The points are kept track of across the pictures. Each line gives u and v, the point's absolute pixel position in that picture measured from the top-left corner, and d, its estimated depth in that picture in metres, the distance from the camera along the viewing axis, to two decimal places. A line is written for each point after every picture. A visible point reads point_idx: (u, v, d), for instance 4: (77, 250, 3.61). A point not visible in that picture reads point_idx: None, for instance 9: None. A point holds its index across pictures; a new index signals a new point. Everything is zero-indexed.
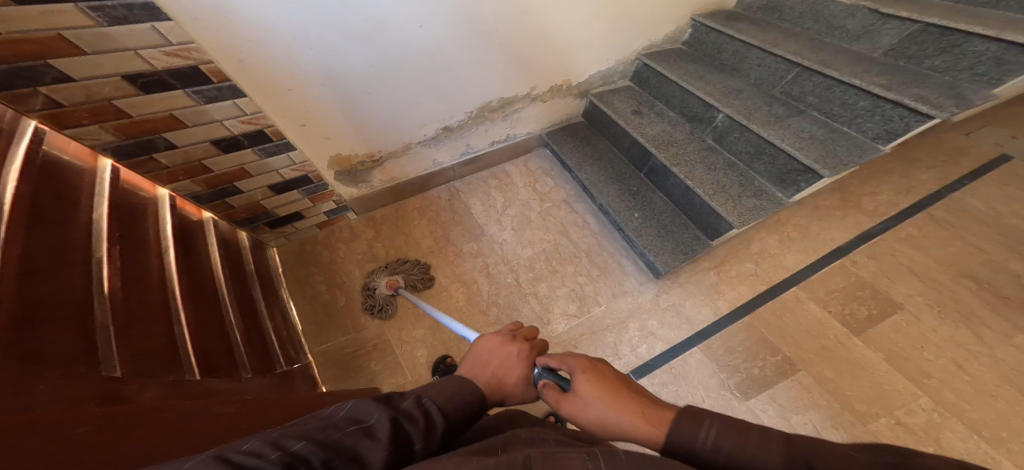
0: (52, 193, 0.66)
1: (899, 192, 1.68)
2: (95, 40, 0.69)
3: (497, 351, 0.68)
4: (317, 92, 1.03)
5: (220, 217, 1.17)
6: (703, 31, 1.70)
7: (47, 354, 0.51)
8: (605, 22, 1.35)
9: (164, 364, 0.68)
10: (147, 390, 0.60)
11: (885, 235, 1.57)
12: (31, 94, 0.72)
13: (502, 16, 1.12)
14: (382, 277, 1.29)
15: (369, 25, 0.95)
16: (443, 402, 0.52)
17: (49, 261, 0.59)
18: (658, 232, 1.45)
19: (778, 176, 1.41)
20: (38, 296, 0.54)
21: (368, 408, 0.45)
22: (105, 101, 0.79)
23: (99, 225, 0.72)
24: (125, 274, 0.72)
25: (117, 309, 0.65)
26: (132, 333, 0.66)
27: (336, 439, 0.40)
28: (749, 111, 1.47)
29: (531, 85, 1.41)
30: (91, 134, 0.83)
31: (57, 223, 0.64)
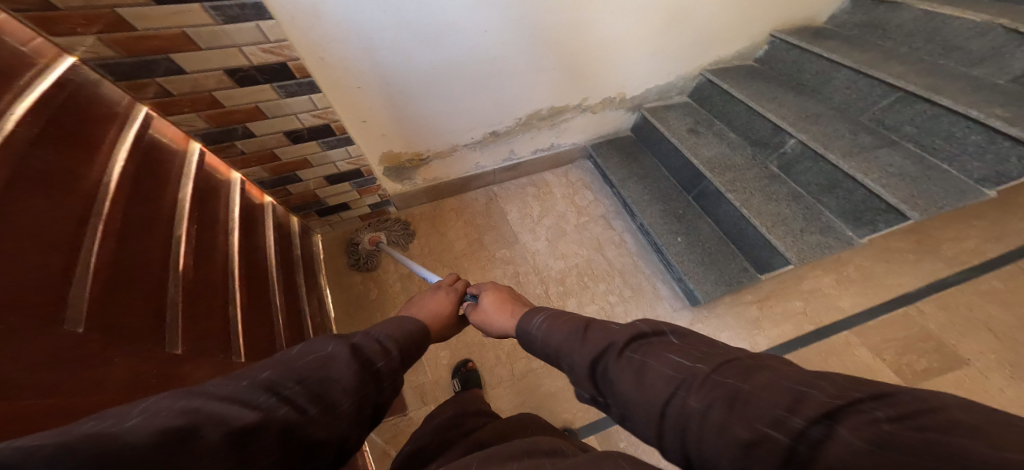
0: (144, 172, 0.78)
1: (986, 240, 1.50)
2: (209, 38, 0.79)
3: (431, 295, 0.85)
4: (381, 91, 1.09)
5: (279, 202, 1.27)
6: (781, 48, 1.55)
7: (127, 324, 0.60)
8: (673, 35, 1.28)
9: (217, 344, 0.77)
10: (200, 370, 0.69)
11: (962, 287, 1.40)
12: (149, 84, 0.84)
13: (564, 26, 1.10)
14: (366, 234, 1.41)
15: (437, 29, 0.99)
16: (391, 330, 0.62)
17: (138, 234, 0.69)
18: (701, 260, 1.37)
19: (851, 213, 1.27)
20: (126, 268, 0.64)
21: (323, 342, 0.54)
22: (206, 92, 0.90)
23: (181, 205, 0.83)
24: (197, 253, 0.82)
25: (186, 284, 0.75)
26: (196, 309, 0.75)
27: (305, 366, 0.49)
28: (829, 139, 1.32)
29: (583, 96, 1.37)
30: (188, 121, 0.94)
31: (149, 200, 0.76)
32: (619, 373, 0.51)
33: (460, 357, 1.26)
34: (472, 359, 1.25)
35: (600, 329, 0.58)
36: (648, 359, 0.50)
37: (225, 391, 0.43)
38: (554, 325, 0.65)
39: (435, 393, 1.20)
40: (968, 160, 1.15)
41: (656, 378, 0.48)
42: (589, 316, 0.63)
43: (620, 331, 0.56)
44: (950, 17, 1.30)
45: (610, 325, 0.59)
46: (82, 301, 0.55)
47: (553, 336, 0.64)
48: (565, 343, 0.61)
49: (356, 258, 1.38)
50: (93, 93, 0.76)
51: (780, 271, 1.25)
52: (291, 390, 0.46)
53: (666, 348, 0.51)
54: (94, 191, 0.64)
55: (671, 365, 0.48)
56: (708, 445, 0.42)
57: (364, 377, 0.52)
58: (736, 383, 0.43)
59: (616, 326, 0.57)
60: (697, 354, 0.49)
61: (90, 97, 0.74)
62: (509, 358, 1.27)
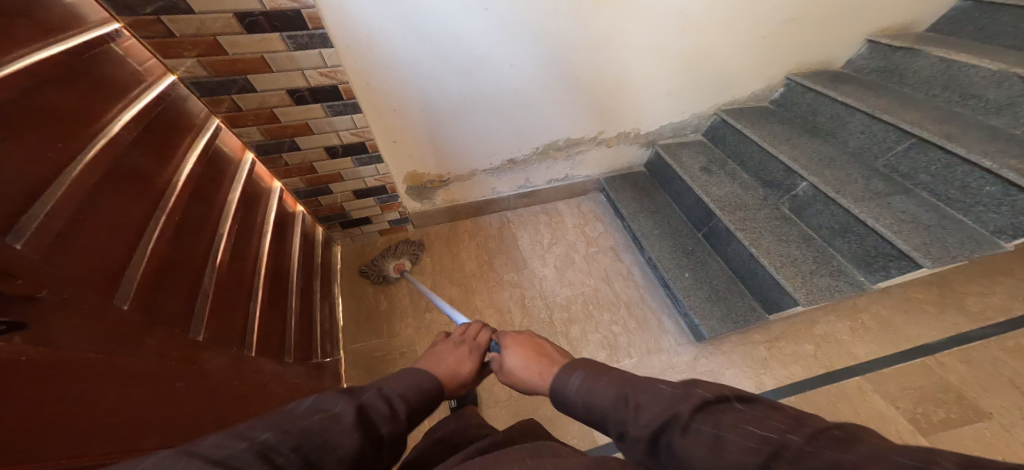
0: (207, 176, 0.88)
1: (1015, 298, 1.48)
2: (280, 62, 0.89)
3: (449, 347, 0.75)
4: (414, 117, 1.14)
5: (309, 212, 1.32)
6: (798, 91, 1.57)
7: (168, 305, 0.65)
8: (687, 77, 1.32)
9: (233, 337, 0.79)
10: (216, 359, 0.71)
11: (988, 342, 1.38)
12: (224, 100, 0.94)
13: (587, 63, 1.15)
14: (389, 261, 1.37)
15: (470, 62, 1.04)
16: (404, 388, 0.56)
17: (193, 228, 0.78)
18: (708, 296, 1.37)
19: (863, 259, 1.27)
20: (175, 256, 0.70)
21: (331, 399, 0.49)
22: (268, 109, 0.99)
23: (228, 207, 0.92)
24: (233, 251, 0.89)
25: (219, 277, 0.81)
26: (224, 301, 0.80)
27: (307, 426, 0.44)
28: (841, 183, 1.33)
29: (600, 130, 1.41)
30: (248, 134, 1.03)
31: (206, 198, 0.85)
32: (689, 448, 0.43)
33: None
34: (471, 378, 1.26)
35: (655, 393, 0.50)
36: (722, 430, 0.42)
37: (217, 456, 0.39)
38: (593, 386, 0.56)
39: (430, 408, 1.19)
40: (983, 211, 1.15)
41: (738, 451, 0.40)
42: (636, 376, 0.54)
43: (680, 396, 0.48)
44: (965, 65, 1.30)
45: (664, 387, 0.50)
46: (134, 282, 0.59)
47: (597, 399, 0.55)
48: (613, 411, 0.52)
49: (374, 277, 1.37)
50: (180, 108, 0.87)
51: (789, 311, 1.26)
52: (285, 456, 0.41)
53: (737, 416, 0.44)
54: (163, 188, 0.72)
55: (751, 438, 0.40)
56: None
57: (366, 443, 0.46)
58: (836, 453, 0.36)
59: (672, 391, 0.49)
60: (778, 424, 0.42)
61: (178, 111, 0.86)
62: None
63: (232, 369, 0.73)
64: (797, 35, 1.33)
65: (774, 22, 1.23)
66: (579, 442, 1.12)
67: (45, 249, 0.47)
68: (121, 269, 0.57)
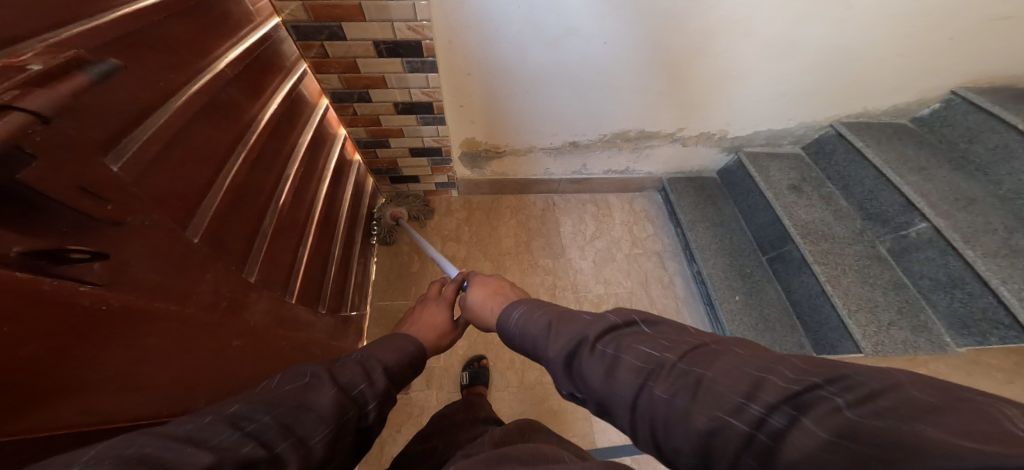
0: (286, 118, 0.89)
1: None
2: (376, 11, 0.83)
3: (422, 308, 0.82)
4: (489, 82, 1.04)
5: (364, 162, 1.31)
6: (959, 109, 1.22)
7: (232, 242, 0.67)
8: (816, 79, 1.06)
9: (280, 280, 0.83)
10: (261, 301, 0.71)
11: None
12: (313, 46, 0.90)
13: (689, 51, 0.95)
14: (388, 209, 1.39)
15: (561, 31, 0.90)
16: (382, 351, 0.59)
17: (263, 168, 0.79)
18: (755, 324, 1.25)
19: (961, 320, 1.06)
20: (245, 195, 0.73)
21: (299, 371, 0.50)
22: (351, 58, 0.94)
23: (297, 152, 0.93)
24: (295, 193, 0.92)
25: (279, 219, 0.84)
26: (278, 243, 0.84)
27: (273, 396, 0.44)
28: (973, 231, 1.07)
29: (681, 126, 1.21)
30: (327, 81, 1.00)
31: (280, 138, 0.87)
32: (592, 372, 0.48)
33: (477, 350, 1.24)
34: (486, 357, 1.23)
35: (571, 321, 0.53)
36: (621, 353, 0.46)
37: (184, 431, 0.36)
38: (527, 318, 0.59)
39: (440, 379, 1.19)
40: None
41: (627, 372, 0.45)
42: (565, 307, 0.57)
43: (590, 322, 0.51)
44: None
45: (583, 316, 0.53)
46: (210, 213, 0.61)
47: (529, 328, 0.57)
48: (539, 337, 0.55)
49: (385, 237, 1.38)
50: (278, 50, 0.86)
51: (843, 356, 1.11)
52: (258, 422, 0.40)
53: (635, 337, 0.48)
54: (247, 126, 0.73)
55: (639, 356, 0.45)
56: (676, 437, 0.40)
57: (344, 402, 0.48)
58: (699, 369, 0.41)
59: (589, 317, 0.52)
60: (664, 342, 0.46)
61: (275, 51, 0.86)
62: (522, 366, 1.24)
63: (275, 312, 0.76)
64: (988, 45, 1.01)
65: (970, 21, 0.93)
66: (578, 441, 1.13)
67: (140, 171, 0.47)
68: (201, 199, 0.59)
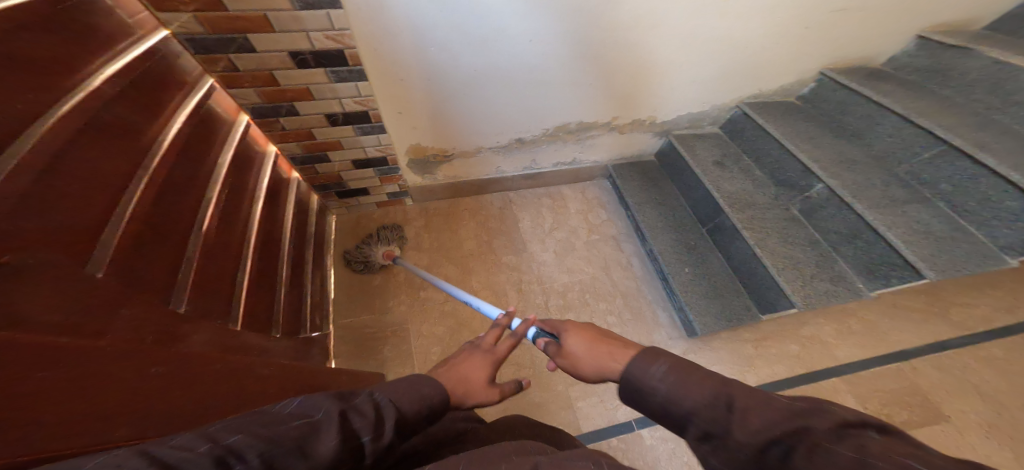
0: (197, 136, 0.82)
1: (998, 310, 1.50)
2: (284, 22, 0.82)
3: (466, 354, 0.67)
4: (424, 86, 1.07)
5: (304, 179, 1.27)
6: (830, 86, 1.45)
7: (148, 271, 0.61)
8: (717, 64, 1.23)
9: (218, 309, 0.76)
10: (199, 334, 0.66)
11: (963, 350, 1.41)
12: (219, 59, 0.88)
13: (609, 41, 1.06)
14: (381, 248, 1.32)
15: (488, 32, 0.97)
16: (402, 395, 0.52)
17: (178, 191, 0.73)
18: (706, 293, 1.36)
19: (868, 266, 1.23)
20: (159, 219, 0.66)
21: (317, 403, 0.44)
22: (267, 71, 0.93)
23: (218, 170, 0.86)
24: (223, 216, 0.85)
25: (206, 243, 0.77)
26: (210, 269, 0.77)
27: (279, 434, 0.38)
28: (859, 188, 1.26)
29: (615, 115, 1.33)
30: (243, 96, 0.97)
31: (195, 159, 0.80)
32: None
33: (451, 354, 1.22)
34: None
35: (766, 406, 0.40)
36: (870, 459, 0.32)
37: (172, 459, 0.33)
38: (680, 383, 0.47)
39: None
40: (1000, 227, 1.11)
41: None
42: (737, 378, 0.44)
43: (804, 412, 0.38)
44: (1015, 69, 1.19)
45: (778, 401, 0.40)
46: (114, 240, 0.56)
47: (688, 398, 0.45)
48: (705, 412, 0.43)
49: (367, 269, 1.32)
50: (171, 65, 0.81)
51: (783, 313, 1.24)
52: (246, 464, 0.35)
53: (882, 445, 0.33)
54: (146, 147, 0.67)
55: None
56: None
57: (345, 455, 0.41)
58: None
59: (785, 404, 0.39)
60: (937, 460, 0.31)
61: (170, 67, 0.80)
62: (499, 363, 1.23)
63: (217, 342, 0.70)
64: (840, 28, 1.23)
65: (823, 11, 1.14)
66: (564, 428, 1.15)
67: (5, 208, 0.42)
68: (98, 228, 0.54)
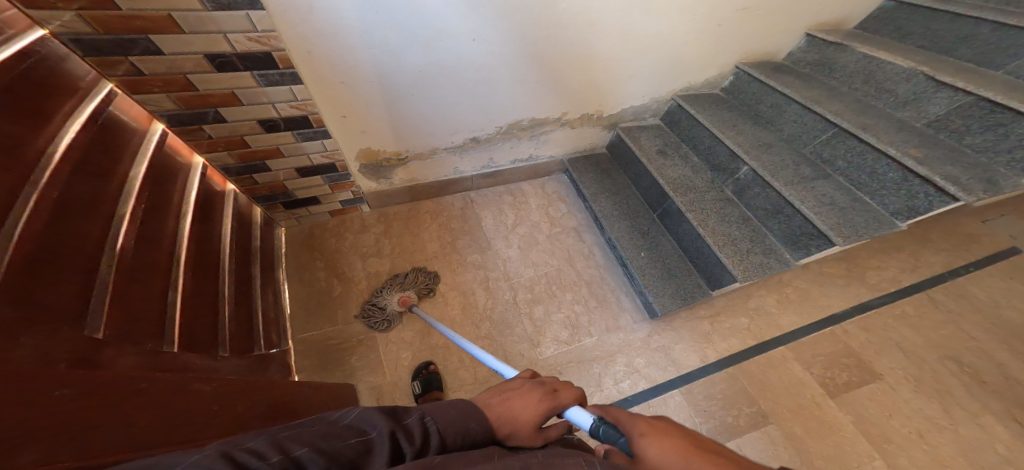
0: (99, 147, 0.73)
1: (904, 270, 1.73)
2: (195, 22, 0.77)
3: (521, 389, 0.60)
4: (367, 88, 1.05)
5: (242, 191, 1.18)
6: (745, 80, 1.63)
7: (48, 299, 0.53)
8: (648, 60, 1.35)
9: (149, 332, 0.68)
10: (123, 358, 0.59)
11: (882, 310, 1.61)
12: (120, 62, 0.80)
13: (545, 39, 1.12)
14: (393, 293, 1.24)
15: (429, 33, 0.98)
16: (450, 419, 0.52)
17: (79, 208, 0.64)
18: (661, 275, 1.45)
19: (790, 237, 1.38)
20: (56, 239, 0.58)
21: (374, 419, 0.47)
22: (181, 75, 0.86)
23: (132, 182, 0.77)
24: (143, 233, 0.75)
25: (122, 263, 0.68)
26: (132, 292, 0.68)
27: (337, 449, 0.42)
28: (777, 168, 1.42)
29: (564, 111, 1.40)
30: (155, 102, 0.90)
31: (100, 171, 0.71)
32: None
33: (423, 358, 1.19)
34: (434, 362, 1.19)
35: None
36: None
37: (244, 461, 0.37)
38: None
39: (393, 395, 1.13)
40: (886, 194, 1.30)
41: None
42: None
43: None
44: (885, 62, 1.42)
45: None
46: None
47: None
48: None
49: (376, 318, 1.21)
50: (56, 67, 0.72)
51: (730, 288, 1.36)
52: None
53: None
54: (32, 161, 0.58)
55: None
56: None
57: None
58: None
59: None
60: None
61: (55, 69, 0.71)
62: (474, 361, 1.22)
63: (146, 365, 0.62)
64: (745, 27, 1.41)
65: (727, 11, 1.29)
66: None
67: None
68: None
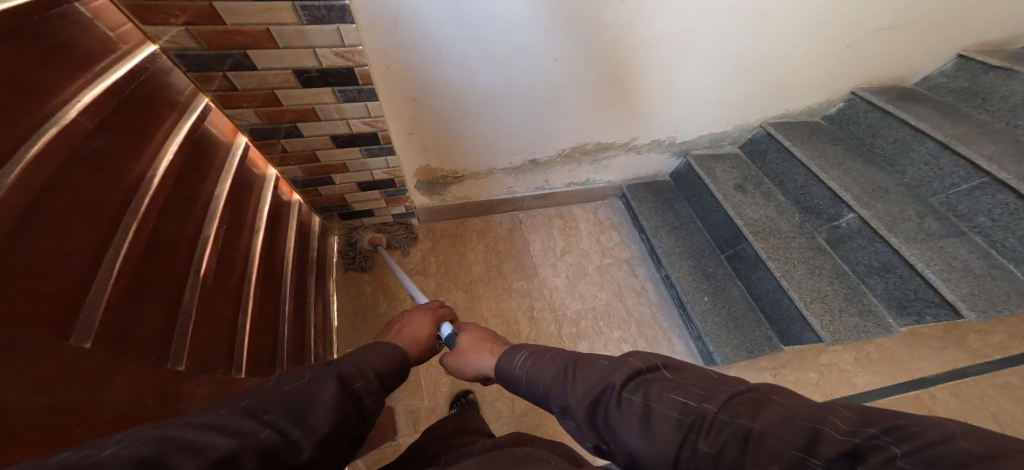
0: (190, 166, 0.74)
1: (1014, 337, 1.43)
2: (288, 37, 0.73)
3: (409, 318, 0.81)
4: (435, 106, 1.01)
5: (306, 202, 1.21)
6: (860, 108, 1.36)
7: (139, 328, 0.55)
8: (743, 84, 1.17)
9: (220, 355, 0.71)
10: (200, 388, 0.62)
11: (980, 378, 1.34)
12: (215, 77, 0.79)
13: (633, 57, 0.98)
14: (366, 233, 1.35)
15: (508, 50, 0.90)
16: (370, 355, 0.59)
17: (170, 234, 0.65)
18: (726, 324, 1.28)
19: (896, 301, 1.15)
20: (150, 265, 0.59)
21: (298, 372, 0.51)
22: (268, 90, 0.84)
23: (217, 203, 0.80)
24: (222, 256, 0.78)
25: (203, 289, 0.70)
26: (208, 313, 0.70)
27: (283, 394, 0.47)
28: (894, 220, 1.18)
29: (634, 136, 1.27)
30: (242, 116, 0.89)
31: (191, 193, 0.73)
32: (621, 418, 0.48)
33: (461, 385, 1.18)
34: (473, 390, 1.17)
35: (590, 370, 0.54)
36: (650, 401, 0.47)
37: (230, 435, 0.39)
38: (535, 364, 0.62)
39: (427, 420, 1.13)
40: None
41: (663, 423, 0.45)
42: (572, 351, 0.60)
43: (613, 368, 0.53)
44: None
45: (598, 363, 0.55)
46: (100, 302, 0.49)
47: (536, 378, 0.60)
48: (553, 386, 0.57)
49: (350, 255, 1.32)
50: (161, 83, 0.73)
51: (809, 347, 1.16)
52: (272, 414, 0.44)
53: (663, 385, 0.48)
54: (135, 187, 0.60)
55: (677, 408, 0.45)
56: (659, 424, 0.45)
57: (342, 399, 0.50)
58: (745, 421, 0.41)
59: (603, 365, 0.54)
60: (698, 392, 0.47)
61: (158, 85, 0.72)
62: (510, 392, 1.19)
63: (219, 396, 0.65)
64: (880, 47, 1.17)
65: (863, 29, 1.07)
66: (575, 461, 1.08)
67: None
68: (81, 290, 0.47)
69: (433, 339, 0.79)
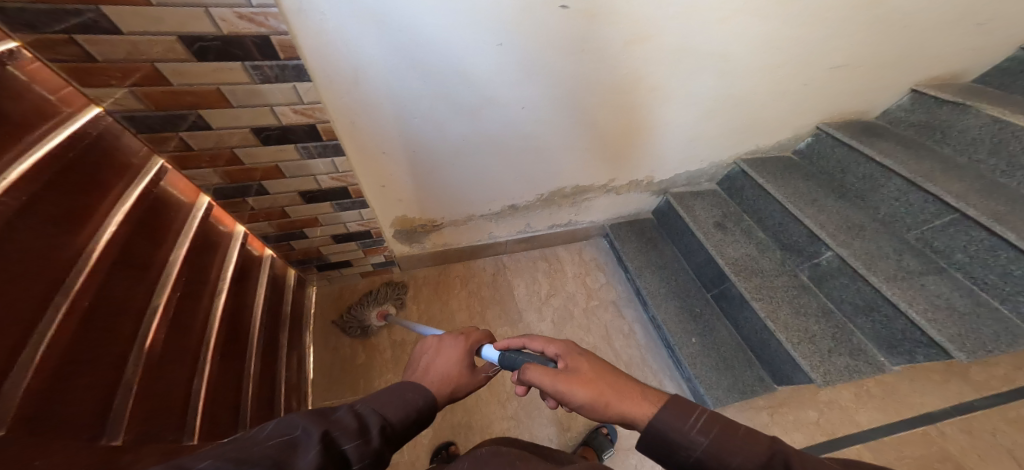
0: (141, 231, 0.72)
1: (1019, 368, 1.41)
2: (242, 96, 0.72)
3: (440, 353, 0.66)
4: (406, 159, 1.00)
5: (279, 256, 1.18)
6: (827, 143, 1.41)
7: (65, 410, 0.50)
8: (712, 123, 1.20)
9: (170, 424, 0.66)
10: (144, 460, 0.57)
11: (990, 412, 1.31)
12: (169, 138, 0.77)
13: (602, 104, 1.01)
14: (370, 309, 1.27)
15: (478, 101, 0.91)
16: (380, 404, 0.52)
17: (111, 307, 0.61)
18: (716, 365, 1.26)
19: (885, 339, 1.14)
20: (85, 346, 0.55)
21: (294, 421, 0.45)
22: (228, 149, 0.83)
23: (172, 266, 0.76)
24: (176, 322, 0.73)
25: (151, 360, 0.65)
26: (156, 386, 0.65)
27: (251, 453, 0.40)
28: (872, 257, 1.19)
29: (611, 178, 1.30)
30: (202, 176, 0.87)
31: (139, 257, 0.69)
32: None
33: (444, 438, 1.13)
34: (456, 442, 1.12)
35: None
36: None
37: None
38: (720, 438, 0.45)
39: None
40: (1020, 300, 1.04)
41: None
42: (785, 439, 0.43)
43: None
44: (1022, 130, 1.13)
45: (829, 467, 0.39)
46: (18, 387, 0.45)
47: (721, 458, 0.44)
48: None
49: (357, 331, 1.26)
50: (111, 146, 0.71)
51: None
52: None
53: None
54: (68, 264, 0.56)
55: None
56: None
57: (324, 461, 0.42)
58: None
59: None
60: None
61: (107, 149, 0.70)
62: None
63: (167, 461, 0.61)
64: (838, 85, 1.22)
65: (818, 69, 1.12)
66: None
67: None
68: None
69: (472, 372, 0.65)
